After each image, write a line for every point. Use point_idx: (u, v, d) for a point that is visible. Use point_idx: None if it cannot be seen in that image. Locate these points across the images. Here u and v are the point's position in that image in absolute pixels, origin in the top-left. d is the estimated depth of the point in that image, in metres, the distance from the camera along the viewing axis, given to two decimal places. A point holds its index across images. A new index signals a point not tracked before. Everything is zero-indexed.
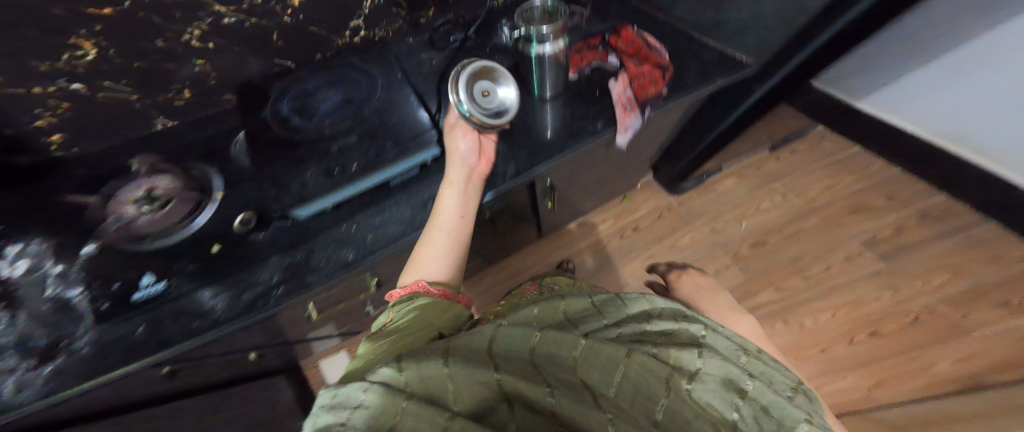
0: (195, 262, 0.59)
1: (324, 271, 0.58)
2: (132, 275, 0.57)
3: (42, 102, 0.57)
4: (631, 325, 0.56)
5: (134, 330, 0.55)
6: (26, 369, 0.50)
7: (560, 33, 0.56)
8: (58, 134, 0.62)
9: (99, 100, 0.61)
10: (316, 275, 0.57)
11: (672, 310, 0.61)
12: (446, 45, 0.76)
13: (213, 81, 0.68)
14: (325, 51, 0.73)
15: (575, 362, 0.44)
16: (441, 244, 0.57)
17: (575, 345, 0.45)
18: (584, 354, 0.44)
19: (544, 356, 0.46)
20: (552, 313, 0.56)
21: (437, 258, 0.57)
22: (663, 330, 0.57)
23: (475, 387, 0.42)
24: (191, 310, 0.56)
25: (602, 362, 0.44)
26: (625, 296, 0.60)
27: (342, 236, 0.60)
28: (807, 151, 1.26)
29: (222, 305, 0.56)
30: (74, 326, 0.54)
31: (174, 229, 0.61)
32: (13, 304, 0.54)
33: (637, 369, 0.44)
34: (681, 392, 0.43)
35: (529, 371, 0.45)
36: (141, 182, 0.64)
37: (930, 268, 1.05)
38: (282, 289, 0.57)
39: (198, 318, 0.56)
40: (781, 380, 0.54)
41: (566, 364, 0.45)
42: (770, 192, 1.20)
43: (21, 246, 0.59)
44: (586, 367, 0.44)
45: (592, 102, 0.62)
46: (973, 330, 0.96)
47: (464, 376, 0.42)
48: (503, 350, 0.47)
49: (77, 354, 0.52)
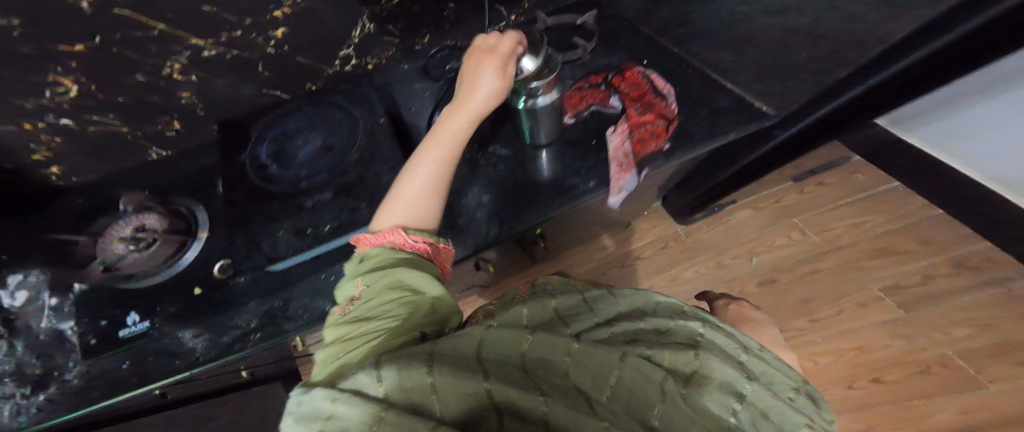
0: (174, 305, 0.55)
1: (300, 320, 0.52)
2: (117, 313, 0.55)
3: (33, 137, 0.59)
4: (624, 324, 0.50)
5: (118, 366, 0.52)
6: (22, 398, 0.50)
7: (553, 84, 0.49)
8: (58, 167, 0.65)
9: (89, 132, 0.62)
10: (293, 324, 0.52)
11: (668, 306, 0.56)
12: (441, 74, 0.70)
13: (201, 112, 0.67)
14: (315, 80, 0.69)
15: (568, 373, 0.37)
16: (426, 181, 0.47)
17: (566, 349, 0.38)
18: (578, 360, 0.38)
19: (535, 361, 0.37)
20: (537, 309, 0.49)
21: (421, 196, 0.47)
22: (659, 328, 0.50)
23: (463, 396, 0.30)
24: (171, 349, 0.53)
25: (597, 367, 0.37)
26: (617, 292, 0.56)
27: (319, 285, 0.54)
28: (838, 184, 1.13)
29: (201, 346, 0.52)
30: (64, 357, 0.53)
31: (159, 269, 0.58)
32: (13, 333, 0.54)
33: (640, 378, 0.37)
34: (686, 403, 0.37)
35: (522, 376, 0.34)
36: (133, 217, 0.62)
37: (953, 320, 0.95)
38: (257, 335, 0.52)
39: (176, 357, 0.52)
40: (789, 378, 0.48)
41: (560, 372, 0.37)
42: (789, 227, 1.10)
43: (24, 276, 0.58)
44: (580, 375, 0.36)
45: (588, 154, 0.54)
46: (986, 388, 0.89)
47: (447, 383, 0.30)
48: (493, 354, 0.36)
49: (67, 384, 0.51)
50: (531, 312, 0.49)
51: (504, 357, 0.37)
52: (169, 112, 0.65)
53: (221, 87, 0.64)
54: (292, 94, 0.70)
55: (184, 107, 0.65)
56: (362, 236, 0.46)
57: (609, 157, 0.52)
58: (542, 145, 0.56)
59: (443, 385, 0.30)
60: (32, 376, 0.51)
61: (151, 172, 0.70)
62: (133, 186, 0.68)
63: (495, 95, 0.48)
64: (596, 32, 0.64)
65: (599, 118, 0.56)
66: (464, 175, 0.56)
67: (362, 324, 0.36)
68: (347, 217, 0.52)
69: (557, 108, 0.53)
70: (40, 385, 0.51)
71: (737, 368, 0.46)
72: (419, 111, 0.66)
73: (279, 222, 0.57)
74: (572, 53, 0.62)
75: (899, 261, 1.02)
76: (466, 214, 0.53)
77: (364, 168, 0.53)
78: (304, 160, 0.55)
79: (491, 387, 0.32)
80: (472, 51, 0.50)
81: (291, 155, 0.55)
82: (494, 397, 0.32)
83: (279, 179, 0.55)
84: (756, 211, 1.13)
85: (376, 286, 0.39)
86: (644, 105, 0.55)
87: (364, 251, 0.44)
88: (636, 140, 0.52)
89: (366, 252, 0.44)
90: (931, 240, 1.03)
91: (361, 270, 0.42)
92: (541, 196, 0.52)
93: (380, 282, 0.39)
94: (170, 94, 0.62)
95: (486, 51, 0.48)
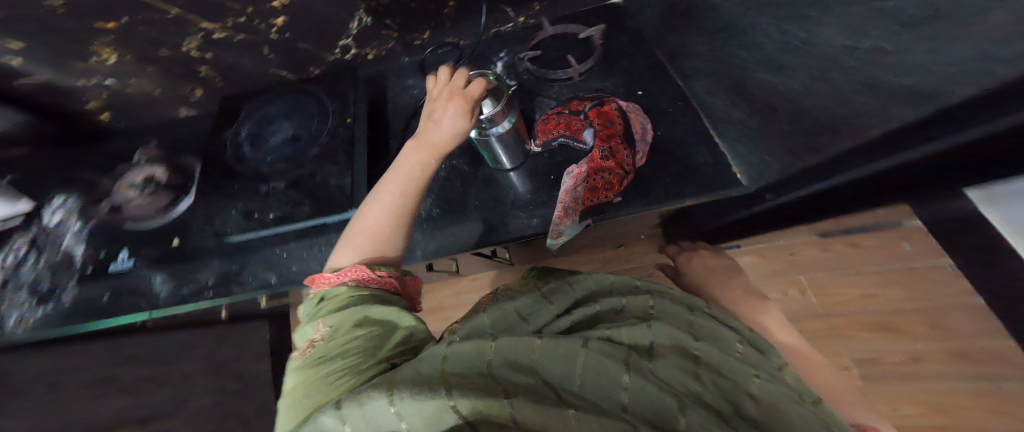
0: (157, 251, 0.67)
1: (249, 287, 0.65)
2: (113, 247, 0.71)
3: (85, 90, 0.64)
4: (583, 309, 0.43)
5: (98, 295, 0.71)
6: (29, 307, 0.69)
7: (503, 115, 0.48)
8: (106, 114, 0.71)
9: (128, 90, 0.67)
10: (240, 288, 0.65)
11: (622, 283, 0.50)
12: (435, 73, 0.69)
13: (219, 84, 0.70)
14: (318, 65, 0.70)
15: (534, 368, 0.31)
16: (377, 218, 0.45)
17: (529, 348, 0.33)
18: (543, 358, 0.32)
19: (506, 369, 0.31)
20: (501, 316, 0.42)
21: (374, 230, 0.44)
22: (618, 306, 0.44)
23: (432, 422, 0.26)
24: (139, 290, 0.70)
25: (563, 360, 0.32)
26: (572, 280, 0.50)
27: (273, 259, 0.65)
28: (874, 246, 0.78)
29: (166, 292, 0.68)
30: (66, 279, 0.71)
31: (158, 215, 0.68)
32: (39, 243, 0.72)
33: (612, 363, 0.32)
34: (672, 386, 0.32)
35: (489, 382, 0.29)
36: (146, 168, 0.70)
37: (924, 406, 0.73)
38: (212, 292, 0.66)
39: (142, 297, 0.70)
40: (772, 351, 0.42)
41: (528, 373, 0.31)
42: (787, 283, 0.86)
43: (63, 198, 0.73)
44: (548, 369, 0.31)
45: (544, 188, 0.54)
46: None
47: (411, 410, 0.26)
48: (462, 368, 0.30)
49: (60, 305, 0.70)
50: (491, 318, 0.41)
51: (466, 358, 0.31)
52: (191, 81, 0.69)
53: (233, 61, 0.66)
54: (298, 75, 0.72)
55: (202, 78, 0.68)
56: (317, 276, 0.42)
57: (558, 198, 0.51)
58: (508, 169, 0.56)
59: (406, 410, 0.26)
60: (42, 291, 0.71)
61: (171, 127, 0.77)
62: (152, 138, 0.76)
63: (459, 134, 0.46)
64: (597, 51, 0.58)
65: (565, 152, 0.55)
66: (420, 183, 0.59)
67: (325, 362, 0.32)
68: (290, 210, 0.54)
69: (515, 139, 0.52)
70: (45, 298, 0.70)
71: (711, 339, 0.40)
72: (403, 109, 0.67)
73: (234, 201, 0.58)
74: (562, 72, 0.59)
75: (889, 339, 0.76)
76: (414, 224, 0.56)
77: (318, 166, 0.55)
78: (274, 145, 0.59)
79: (464, 410, 0.26)
80: (438, 90, 0.48)
81: (264, 140, 0.60)
82: (468, 417, 0.26)
83: (248, 160, 0.59)
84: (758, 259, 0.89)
85: (338, 327, 0.35)
86: (610, 150, 0.51)
87: (327, 291, 0.40)
88: (589, 187, 0.51)
89: (329, 291, 0.40)
90: (953, 333, 0.70)
91: (322, 311, 0.38)
92: (505, 221, 0.54)
93: (343, 323, 0.35)
94: (190, 67, 0.65)
95: (450, 87, 0.46)
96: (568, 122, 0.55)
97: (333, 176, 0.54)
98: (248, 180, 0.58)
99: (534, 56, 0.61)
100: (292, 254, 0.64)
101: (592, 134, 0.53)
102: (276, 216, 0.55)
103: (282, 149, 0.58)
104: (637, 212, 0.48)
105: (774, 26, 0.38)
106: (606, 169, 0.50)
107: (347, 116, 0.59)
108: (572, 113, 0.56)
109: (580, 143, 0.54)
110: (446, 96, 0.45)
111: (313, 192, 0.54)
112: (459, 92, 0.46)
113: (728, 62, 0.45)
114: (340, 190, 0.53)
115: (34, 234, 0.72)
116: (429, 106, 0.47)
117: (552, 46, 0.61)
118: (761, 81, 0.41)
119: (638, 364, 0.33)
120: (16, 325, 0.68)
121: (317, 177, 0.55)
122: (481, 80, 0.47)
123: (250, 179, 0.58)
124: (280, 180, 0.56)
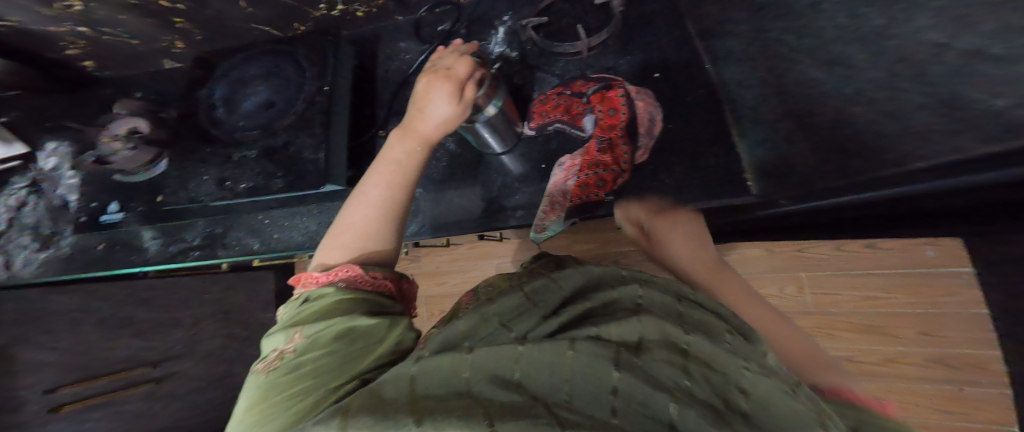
0: (144, 207, 0.61)
1: (233, 251, 0.61)
2: (103, 200, 0.66)
3: (63, 39, 0.57)
4: (571, 307, 0.33)
5: (97, 245, 0.71)
6: (34, 250, 0.72)
7: (488, 97, 0.43)
8: (90, 62, 0.65)
9: (109, 41, 0.60)
10: (226, 252, 0.62)
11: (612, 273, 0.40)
12: (430, 36, 0.60)
13: (200, 38, 0.62)
14: (304, 21, 0.60)
15: (521, 379, 0.24)
16: (359, 214, 0.41)
17: (512, 360, 0.26)
18: (530, 369, 0.25)
19: (484, 385, 0.24)
20: (475, 323, 0.31)
21: (359, 229, 0.40)
22: (607, 300, 0.34)
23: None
24: (133, 244, 0.69)
25: (544, 367, 0.25)
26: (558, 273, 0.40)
27: (255, 224, 0.60)
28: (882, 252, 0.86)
29: (155, 249, 0.66)
30: (64, 226, 0.71)
31: (142, 170, 0.62)
32: (38, 188, 0.71)
33: (603, 366, 0.24)
34: (669, 383, 0.24)
35: (468, 405, 0.22)
36: (128, 119, 0.64)
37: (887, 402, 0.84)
38: (198, 252, 0.63)
39: (134, 253, 0.69)
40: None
41: (513, 388, 0.24)
42: (789, 279, 0.93)
43: (57, 142, 0.69)
44: (535, 381, 0.24)
45: (533, 178, 0.50)
46: None
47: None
48: (433, 388, 0.24)
49: (61, 251, 0.72)
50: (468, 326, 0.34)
51: (443, 375, 0.25)
52: (172, 32, 0.60)
53: (216, 14, 0.57)
54: (285, 32, 0.62)
55: (180, 30, 0.59)
56: (301, 276, 0.39)
57: (546, 191, 0.48)
58: (499, 153, 0.51)
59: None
60: (43, 235, 0.72)
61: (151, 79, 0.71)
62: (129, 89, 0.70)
63: (448, 122, 0.40)
64: (616, 22, 0.49)
65: (560, 139, 0.49)
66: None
67: (292, 379, 0.27)
68: (262, 181, 0.50)
69: (506, 123, 0.47)
70: (47, 243, 0.72)
71: (711, 331, 0.30)
72: (394, 75, 0.60)
73: (211, 166, 0.54)
74: (569, 45, 0.51)
75: (872, 339, 0.87)
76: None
77: (293, 135, 0.50)
78: (249, 109, 0.55)
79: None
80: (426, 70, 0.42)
81: (238, 103, 0.56)
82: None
83: (224, 122, 0.56)
84: (765, 254, 0.94)
85: (317, 337, 0.30)
86: (608, 143, 0.47)
87: (310, 292, 0.36)
88: (581, 182, 0.47)
89: (315, 291, 0.35)
90: (934, 333, 0.83)
91: (302, 318, 0.33)
92: (488, 208, 0.51)
93: (323, 335, 0.30)
94: (165, 19, 0.57)
95: (439, 72, 0.40)
96: (567, 105, 0.50)
97: (308, 148, 0.49)
98: (223, 145, 0.54)
99: (540, 23, 0.52)
100: (274, 221, 0.59)
101: (591, 121, 0.48)
102: (248, 186, 0.51)
103: (256, 115, 0.54)
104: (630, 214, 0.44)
105: (837, 6, 0.28)
106: (600, 165, 0.46)
107: (325, 83, 0.52)
108: (572, 96, 0.50)
109: (579, 131, 0.49)
110: (436, 78, 0.39)
111: (286, 164, 0.49)
112: (447, 73, 0.39)
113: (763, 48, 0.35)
114: (314, 165, 0.49)
115: (32, 175, 0.70)
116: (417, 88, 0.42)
117: (563, 12, 0.52)
118: (805, 76, 0.31)
119: (632, 362, 0.25)
120: (24, 265, 0.72)
121: (291, 148, 0.50)
122: (468, 58, 0.41)
123: (225, 144, 0.54)
124: (253, 149, 0.52)
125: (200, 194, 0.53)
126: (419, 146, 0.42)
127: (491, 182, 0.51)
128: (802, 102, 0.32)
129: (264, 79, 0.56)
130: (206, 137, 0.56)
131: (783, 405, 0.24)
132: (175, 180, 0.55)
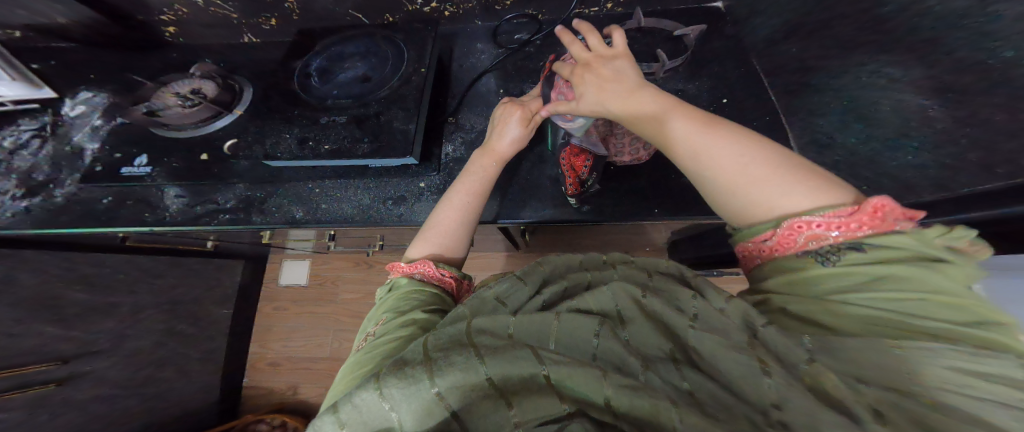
0: (182, 162, 0.60)
1: (270, 218, 0.57)
2: (130, 152, 0.63)
3: (168, 4, 0.66)
4: (553, 286, 0.34)
5: (101, 199, 0.63)
6: (13, 198, 0.64)
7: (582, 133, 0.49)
8: (173, 28, 0.72)
9: (206, 10, 0.67)
10: (261, 219, 0.58)
11: (615, 255, 0.41)
12: (507, 42, 0.64)
13: (296, 18, 0.66)
14: (395, 13, 0.64)
15: (510, 335, 0.28)
16: (447, 216, 0.48)
17: (503, 324, 0.29)
18: (522, 329, 0.29)
19: (486, 339, 0.27)
20: (476, 304, 0.32)
21: (439, 230, 0.47)
22: (585, 280, 0.36)
23: (421, 417, 0.24)
24: (146, 203, 0.61)
25: (536, 326, 0.29)
26: (576, 255, 0.40)
27: (303, 193, 0.58)
28: None
29: (177, 208, 0.60)
30: (62, 176, 0.66)
31: (189, 127, 0.61)
32: (54, 137, 0.68)
33: (582, 334, 0.28)
34: (648, 352, 0.28)
35: (466, 353, 0.26)
36: (196, 80, 0.66)
37: None
38: (229, 215, 0.58)
39: (148, 211, 0.61)
40: (783, 275, 0.31)
41: (504, 339, 0.28)
42: None
43: (92, 94, 0.71)
44: (525, 338, 0.28)
45: (602, 181, 0.53)
46: None
47: (400, 399, 0.24)
48: (435, 347, 0.27)
49: (48, 201, 0.64)
50: (470, 309, 0.31)
51: (450, 332, 0.28)
52: (270, 10, 0.66)
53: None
54: (372, 21, 0.66)
55: (282, 8, 0.64)
56: (397, 264, 0.47)
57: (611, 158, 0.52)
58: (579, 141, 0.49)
59: (398, 402, 0.24)
60: (32, 182, 0.65)
61: (219, 47, 0.73)
62: (197, 56, 0.72)
63: (520, 141, 0.51)
64: (687, 55, 0.55)
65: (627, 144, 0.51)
66: (464, 139, 0.58)
67: (365, 359, 0.33)
68: (347, 145, 0.51)
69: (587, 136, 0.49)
70: (33, 191, 0.65)
71: (678, 297, 0.31)
72: (468, 71, 0.63)
73: (293, 126, 0.55)
74: (646, 65, 0.53)
75: None
76: (445, 174, 0.56)
77: (385, 107, 0.53)
78: (342, 81, 0.58)
79: (451, 400, 0.24)
80: (505, 102, 0.55)
81: (334, 75, 0.59)
82: (454, 406, 0.24)
83: (314, 90, 0.58)
84: None
85: (386, 327, 0.37)
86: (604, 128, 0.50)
87: (395, 278, 0.45)
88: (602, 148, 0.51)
89: (398, 281, 0.44)
90: None
91: (390, 299, 0.42)
92: (556, 203, 0.54)
93: (394, 322, 0.37)
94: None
95: (518, 104, 0.53)
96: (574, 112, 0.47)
97: (399, 119, 0.51)
98: (311, 109, 0.55)
99: None
100: (326, 191, 0.57)
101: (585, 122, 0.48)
102: (331, 148, 0.51)
103: (350, 86, 0.57)
104: (702, 219, 0.49)
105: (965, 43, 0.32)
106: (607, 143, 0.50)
107: (422, 66, 0.56)
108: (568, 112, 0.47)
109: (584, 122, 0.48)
110: (511, 113, 0.51)
111: (375, 131, 0.51)
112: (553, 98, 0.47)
113: (857, 80, 0.41)
114: (403, 134, 0.50)
115: (46, 122, 0.69)
116: (496, 117, 0.54)
117: (639, 40, 0.57)
118: (910, 103, 0.36)
119: (612, 331, 0.29)
120: None
121: (382, 118, 0.52)
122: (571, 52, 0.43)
123: (313, 109, 0.55)
124: (343, 115, 0.53)
125: (278, 150, 0.53)
126: (492, 162, 0.51)
127: (556, 177, 0.55)
128: (895, 125, 0.38)
129: (362, 61, 0.59)
130: (292, 96, 0.58)
131: (727, 365, 0.25)
132: (252, 135, 0.56)
